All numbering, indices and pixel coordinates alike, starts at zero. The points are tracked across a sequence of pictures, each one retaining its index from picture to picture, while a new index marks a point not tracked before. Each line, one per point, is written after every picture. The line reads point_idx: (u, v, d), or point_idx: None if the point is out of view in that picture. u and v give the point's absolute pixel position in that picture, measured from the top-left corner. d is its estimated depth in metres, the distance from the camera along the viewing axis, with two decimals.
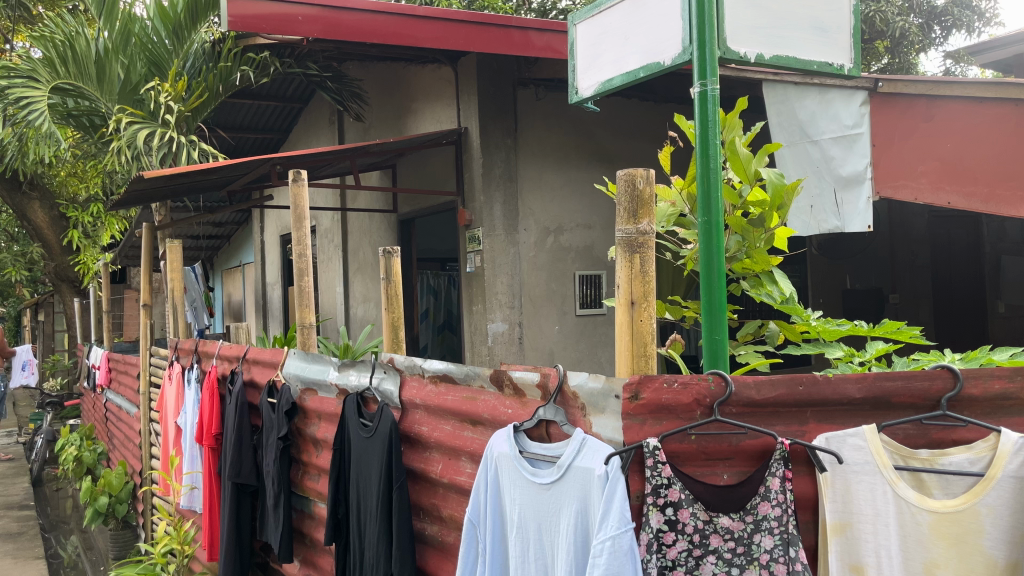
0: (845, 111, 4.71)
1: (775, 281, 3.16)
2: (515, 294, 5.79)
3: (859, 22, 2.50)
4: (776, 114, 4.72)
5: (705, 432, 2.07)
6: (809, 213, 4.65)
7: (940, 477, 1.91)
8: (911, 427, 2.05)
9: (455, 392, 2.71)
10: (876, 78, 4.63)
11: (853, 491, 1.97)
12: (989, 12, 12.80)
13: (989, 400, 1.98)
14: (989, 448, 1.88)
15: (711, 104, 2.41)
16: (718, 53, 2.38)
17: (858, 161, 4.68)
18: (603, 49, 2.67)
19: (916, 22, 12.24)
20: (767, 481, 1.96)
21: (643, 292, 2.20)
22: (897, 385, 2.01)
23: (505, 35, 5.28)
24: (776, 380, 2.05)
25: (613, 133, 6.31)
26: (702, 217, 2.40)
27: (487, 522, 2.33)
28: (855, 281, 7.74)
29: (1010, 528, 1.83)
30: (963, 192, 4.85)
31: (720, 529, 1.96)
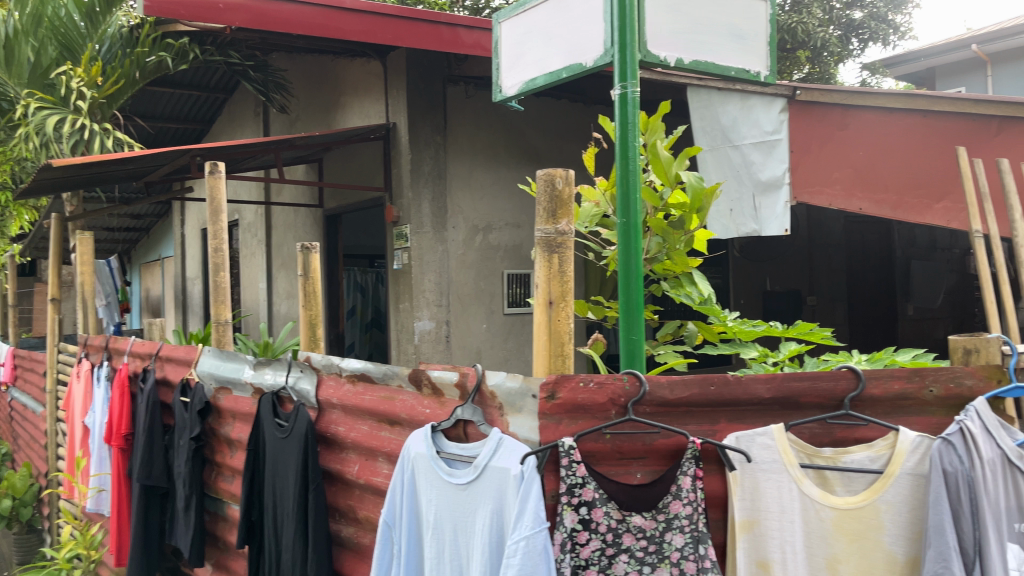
0: (765, 117, 4.88)
1: (694, 282, 3.31)
2: (443, 292, 5.75)
3: (775, 31, 2.59)
4: (699, 118, 4.86)
5: (619, 432, 2.09)
6: (728, 217, 4.89)
7: (842, 475, 1.99)
8: (816, 426, 2.11)
9: (373, 391, 2.65)
10: (795, 85, 4.78)
11: (761, 489, 2.01)
12: (904, 26, 13.34)
13: (889, 400, 2.06)
14: (887, 445, 1.97)
15: (632, 107, 2.46)
16: (639, 56, 2.42)
17: (776, 166, 4.85)
18: (526, 49, 2.66)
19: (836, 33, 12.66)
20: (679, 479, 2.00)
21: (562, 291, 2.18)
22: (805, 385, 2.06)
23: (434, 31, 5.25)
24: (688, 379, 2.07)
25: (540, 133, 6.33)
26: (621, 219, 2.42)
27: (403, 522, 2.30)
28: (776, 283, 7.94)
29: (908, 523, 1.93)
30: (874, 199, 4.95)
31: (633, 528, 1.98)
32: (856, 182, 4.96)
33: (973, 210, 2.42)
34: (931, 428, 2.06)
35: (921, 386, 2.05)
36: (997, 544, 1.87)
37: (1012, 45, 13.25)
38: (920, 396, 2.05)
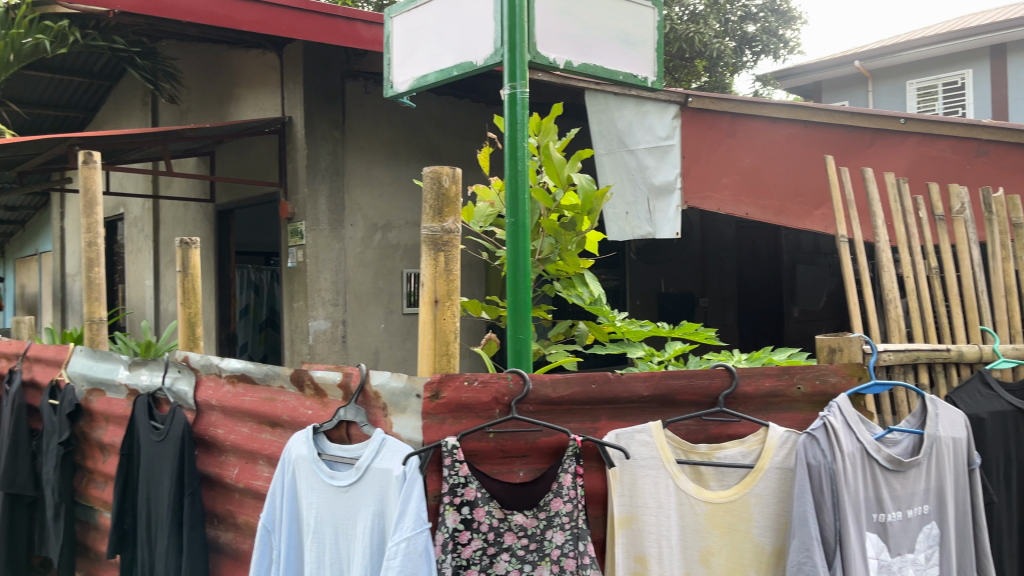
0: (659, 123, 4.98)
1: (585, 282, 3.36)
2: (339, 291, 5.64)
3: (661, 38, 2.66)
4: (596, 122, 4.90)
5: (502, 430, 2.09)
6: (624, 220, 4.96)
7: (716, 470, 2.07)
8: (692, 423, 2.16)
9: (254, 393, 2.56)
10: (687, 93, 4.95)
11: (639, 485, 2.04)
12: (793, 41, 13.96)
13: (761, 397, 2.14)
14: (758, 441, 2.06)
15: (520, 107, 2.46)
16: (528, 57, 2.44)
17: (669, 171, 4.97)
18: (418, 46, 2.63)
19: (731, 45, 13.15)
20: (560, 477, 2.02)
21: (447, 290, 2.14)
22: (681, 383, 2.12)
23: (331, 24, 5.15)
24: (571, 377, 2.10)
25: (441, 131, 6.31)
26: (510, 219, 2.41)
27: (283, 526, 2.23)
28: (670, 285, 8.19)
29: (773, 515, 2.03)
30: (759, 205, 5.15)
31: (514, 526, 1.98)
32: (743, 189, 5.15)
33: (839, 214, 2.39)
34: (798, 424, 2.15)
35: (789, 383, 2.14)
36: (856, 533, 1.98)
37: (891, 63, 14.09)
38: (789, 393, 2.14)
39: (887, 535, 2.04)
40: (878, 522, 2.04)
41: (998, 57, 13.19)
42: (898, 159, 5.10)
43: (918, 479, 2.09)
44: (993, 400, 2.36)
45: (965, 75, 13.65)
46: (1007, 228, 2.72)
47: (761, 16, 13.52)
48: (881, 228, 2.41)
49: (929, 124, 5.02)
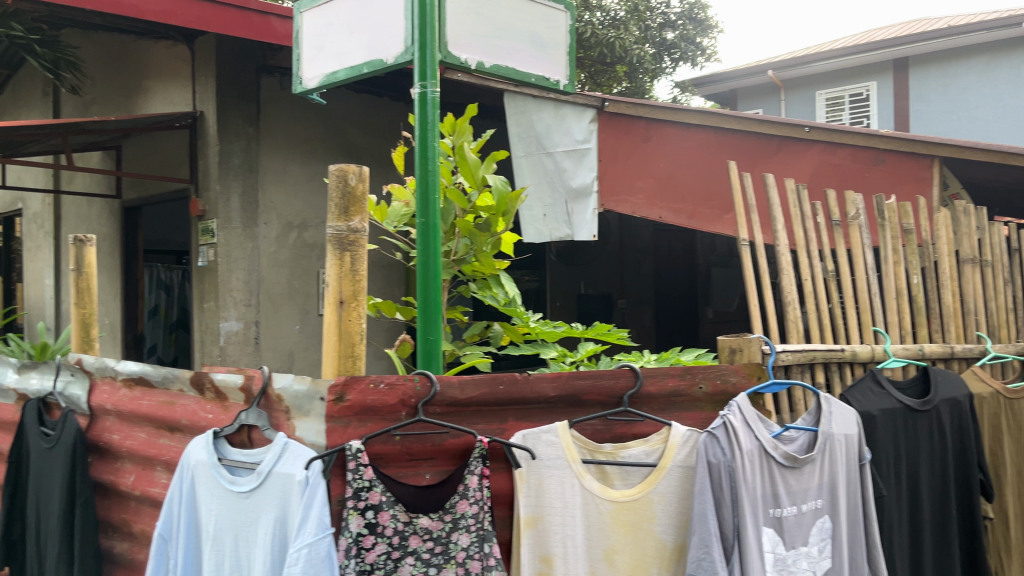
0: (576, 126, 5.04)
1: (501, 284, 3.35)
2: (252, 291, 5.50)
3: (572, 42, 2.70)
4: (514, 124, 4.92)
5: (409, 432, 2.07)
6: (541, 222, 4.99)
7: (620, 469, 2.10)
8: (598, 423, 2.18)
9: (151, 396, 2.47)
10: (603, 98, 5.04)
11: (545, 485, 2.05)
12: (710, 49, 14.32)
13: (664, 397, 2.18)
14: (661, 440, 2.10)
15: (431, 107, 2.45)
16: (438, 56, 2.42)
17: (586, 174, 5.04)
18: (327, 41, 2.57)
19: (651, 51, 13.39)
20: (466, 479, 2.01)
21: (353, 290, 2.10)
22: (587, 383, 2.14)
23: (243, 17, 5.03)
24: (478, 379, 2.08)
25: (359, 130, 6.23)
26: (420, 218, 2.37)
27: (180, 534, 2.15)
28: (589, 287, 8.30)
29: (675, 513, 2.07)
30: (672, 209, 5.27)
31: (419, 530, 1.96)
32: (657, 193, 5.26)
33: (741, 217, 2.41)
34: (700, 422, 2.20)
35: (691, 383, 2.19)
36: (753, 528, 2.04)
37: (802, 73, 14.62)
38: (691, 392, 2.19)
39: (782, 529, 2.12)
40: (774, 517, 2.11)
41: (900, 71, 13.87)
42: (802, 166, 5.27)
43: (813, 475, 2.17)
44: (884, 398, 2.46)
45: (870, 87, 14.33)
46: (899, 233, 2.85)
47: (680, 23, 13.79)
48: (781, 231, 2.48)
49: (831, 133, 5.11)
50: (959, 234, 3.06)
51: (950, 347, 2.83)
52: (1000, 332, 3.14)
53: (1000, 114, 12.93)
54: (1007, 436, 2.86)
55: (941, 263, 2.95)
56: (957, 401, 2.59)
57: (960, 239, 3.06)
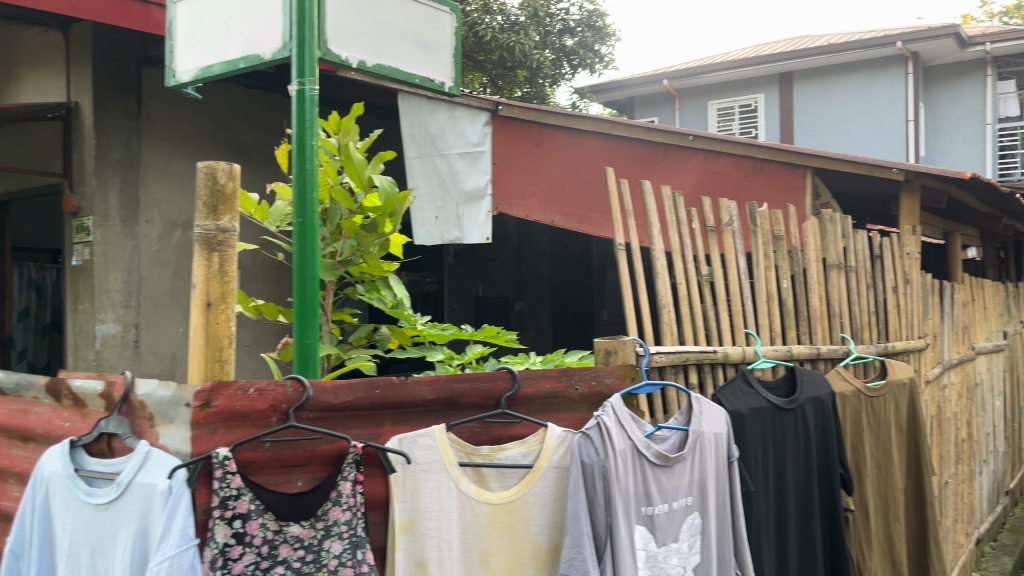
0: (471, 129, 5.18)
1: (389, 285, 3.28)
2: (131, 292, 5.26)
3: (458, 44, 2.69)
4: (408, 125, 5.01)
5: (280, 439, 2.00)
6: (432, 223, 5.15)
7: (497, 471, 2.10)
8: (476, 425, 2.18)
9: (3, 404, 2.31)
10: (497, 101, 5.22)
11: (421, 489, 2.03)
12: (609, 56, 14.60)
13: (541, 398, 2.20)
14: (538, 441, 2.12)
15: (309, 105, 2.40)
16: (317, 53, 2.37)
17: (479, 177, 5.20)
18: (202, 33, 2.44)
19: (550, 57, 13.55)
20: (339, 485, 1.97)
21: (221, 292, 2.03)
22: (465, 386, 2.13)
23: (122, 6, 4.78)
24: (353, 383, 2.04)
25: (248, 127, 6.07)
26: (296, 219, 2.31)
27: (34, 550, 2.03)
28: (487, 289, 8.35)
29: (550, 513, 2.09)
30: (564, 213, 5.38)
31: (290, 538, 1.90)
32: (549, 198, 5.40)
33: (617, 222, 2.45)
34: (575, 423, 2.23)
35: (568, 385, 2.22)
36: (625, 527, 2.09)
37: (695, 83, 15.13)
38: (567, 394, 2.22)
39: (654, 527, 2.17)
40: (645, 515, 2.16)
41: (785, 85, 14.57)
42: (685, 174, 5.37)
43: (684, 473, 2.23)
44: (753, 397, 2.57)
45: (758, 99, 14.95)
46: (770, 239, 2.98)
47: (579, 30, 13.97)
48: (656, 237, 2.54)
49: (713, 142, 5.24)
50: (827, 241, 3.22)
51: (816, 348, 3.00)
52: (862, 334, 3.35)
53: (874, 128, 13.77)
54: (867, 431, 3.04)
55: (808, 270, 3.09)
56: (821, 399, 2.73)
57: (827, 246, 3.22)
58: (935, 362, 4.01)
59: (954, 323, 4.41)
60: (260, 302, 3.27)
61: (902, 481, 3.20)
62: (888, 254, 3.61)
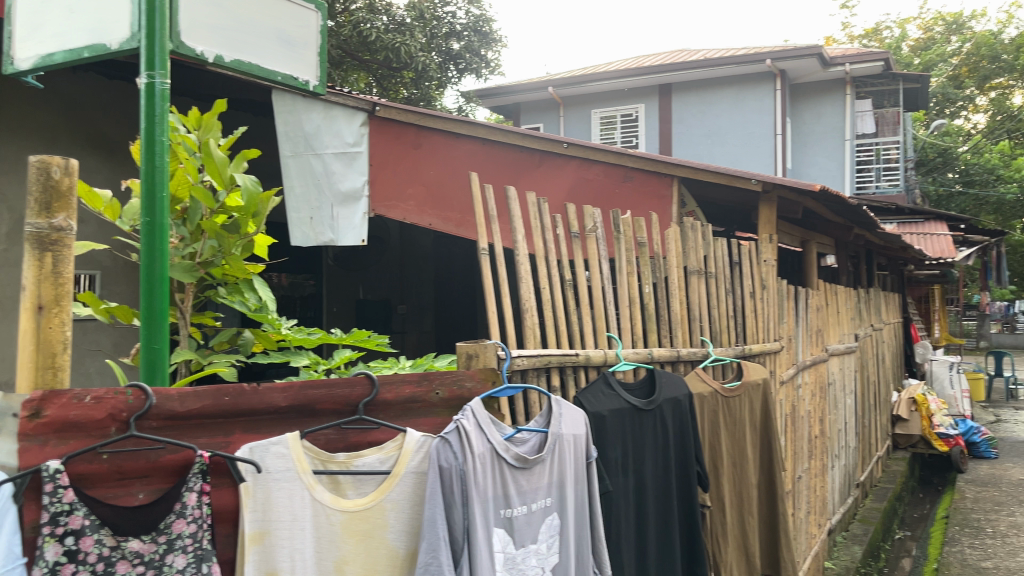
0: (347, 129, 5.11)
1: (253, 288, 3.17)
2: None
3: (325, 42, 2.62)
4: (282, 123, 4.90)
5: (120, 449, 1.88)
6: (308, 224, 5.03)
7: (353, 478, 2.05)
8: (332, 432, 2.13)
9: None
10: (375, 102, 5.18)
11: (272, 499, 1.94)
12: (495, 61, 14.68)
13: (400, 403, 2.19)
14: (396, 447, 2.09)
15: (159, 100, 2.26)
16: (169, 46, 2.25)
17: (356, 178, 5.15)
18: (44, 17, 2.25)
19: (435, 59, 13.51)
20: (184, 497, 1.88)
21: (55, 295, 1.91)
22: (321, 392, 2.08)
23: None
24: (201, 390, 1.96)
25: (110, 120, 5.77)
26: (144, 218, 2.19)
27: None
28: (368, 292, 8.26)
29: (407, 519, 2.08)
30: (442, 216, 5.39)
31: (128, 554, 1.79)
32: (427, 200, 5.40)
33: (481, 225, 2.46)
34: (435, 427, 2.23)
35: (428, 389, 2.21)
36: (483, 530, 2.10)
37: (579, 91, 15.46)
38: (427, 398, 2.21)
39: (513, 529, 2.19)
40: (504, 518, 2.18)
41: (664, 96, 15.10)
42: (561, 180, 5.49)
43: (542, 475, 2.27)
44: (614, 399, 2.64)
45: (639, 109, 15.39)
46: (633, 245, 3.08)
47: (465, 34, 13.98)
48: (520, 240, 2.57)
49: (585, 150, 5.42)
50: (688, 248, 3.36)
51: (676, 351, 3.14)
52: (721, 336, 3.52)
53: (746, 141, 14.47)
54: (723, 430, 3.17)
55: (670, 277, 3.22)
56: (678, 400, 2.83)
57: (688, 253, 3.36)
58: (789, 363, 4.25)
59: (808, 326, 4.68)
60: (113, 305, 3.08)
61: (755, 477, 3.38)
62: (746, 261, 3.79)
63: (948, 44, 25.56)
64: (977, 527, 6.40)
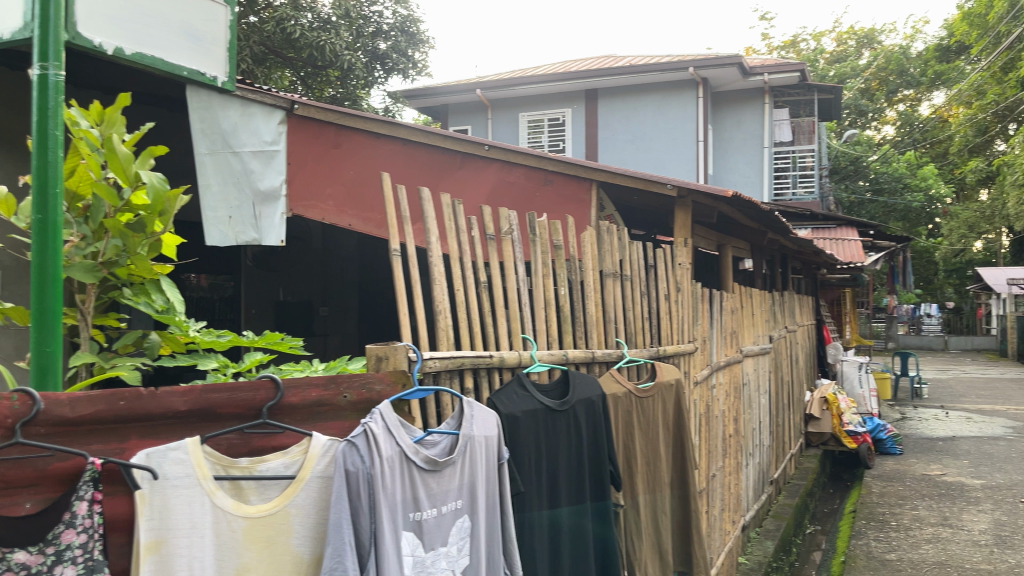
0: (265, 127, 5.00)
1: (160, 290, 3.01)
2: None
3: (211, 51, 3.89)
4: (198, 119, 4.74)
5: (4, 458, 1.79)
6: (226, 224, 4.89)
7: (256, 483, 2.00)
8: (235, 436, 2.08)
9: None
10: (293, 100, 5.11)
11: (170, 506, 1.87)
12: (422, 62, 14.59)
13: (306, 407, 2.15)
14: (301, 451, 2.05)
15: (53, 92, 2.13)
16: (65, 37, 2.19)
17: (274, 177, 5.03)
18: None
19: (361, 59, 13.37)
20: (74, 506, 1.78)
21: None
22: (223, 396, 2.03)
23: None
24: (93, 395, 1.88)
25: (11, 112, 5.51)
26: (36, 215, 2.09)
27: None
28: (288, 294, 8.13)
29: (312, 524, 2.04)
30: (362, 217, 5.33)
31: (13, 566, 1.70)
32: (347, 201, 5.33)
33: (393, 226, 2.43)
34: (342, 431, 2.20)
35: (335, 392, 2.20)
36: (391, 534, 2.08)
37: (506, 94, 15.52)
38: (334, 401, 2.19)
39: (422, 532, 2.18)
40: (413, 521, 2.16)
41: (591, 102, 15.30)
42: (482, 182, 5.49)
43: (453, 477, 2.26)
44: (527, 400, 2.66)
45: (565, 114, 15.52)
46: (549, 248, 3.12)
47: (392, 34, 13.88)
48: (433, 241, 2.56)
49: (507, 152, 5.45)
50: (603, 251, 3.41)
51: (591, 352, 3.19)
52: (636, 338, 3.59)
53: (670, 147, 14.79)
54: (636, 430, 3.23)
55: (585, 279, 3.27)
56: (592, 400, 2.87)
57: (604, 256, 3.42)
58: (704, 364, 4.35)
59: (722, 328, 4.81)
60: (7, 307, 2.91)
61: (667, 476, 3.45)
62: (661, 264, 3.88)
63: (860, 58, 26.66)
64: (882, 521, 6.68)
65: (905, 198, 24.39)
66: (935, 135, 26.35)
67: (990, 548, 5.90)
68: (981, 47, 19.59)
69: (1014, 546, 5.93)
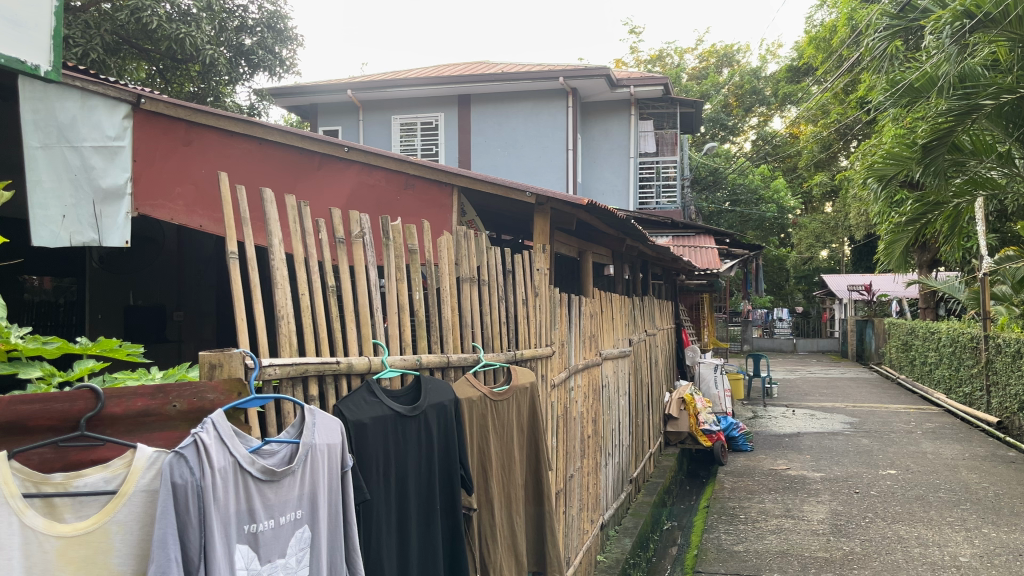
0: (108, 121, 4.76)
1: None
2: None
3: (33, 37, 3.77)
4: (29, 111, 4.54)
5: None
6: (60, 223, 4.67)
7: (72, 500, 1.86)
8: (49, 450, 1.93)
9: None
10: (139, 94, 4.85)
11: None
12: (289, 60, 14.17)
13: (130, 418, 2.05)
14: (123, 465, 1.93)
15: None
16: None
17: (118, 174, 4.80)
18: None
19: (224, 54, 12.86)
20: None
21: None
22: (34, 408, 1.89)
23: None
24: None
25: None
26: None
27: None
28: (139, 297, 7.85)
29: (135, 541, 1.92)
30: (213, 218, 5.11)
31: None
32: (196, 201, 5.09)
33: (230, 227, 2.34)
34: (171, 441, 2.10)
35: (164, 402, 2.10)
36: (221, 548, 1.99)
37: (378, 96, 15.34)
38: (162, 411, 2.09)
39: (257, 545, 2.10)
40: (248, 533, 2.08)
41: (463, 107, 15.35)
42: (342, 183, 5.41)
43: (292, 486, 2.20)
44: (376, 406, 2.61)
45: (438, 118, 15.49)
46: (402, 253, 3.10)
47: (257, 30, 13.47)
48: (275, 241, 2.48)
49: (366, 154, 5.42)
50: (460, 256, 3.42)
51: (445, 357, 3.18)
52: (492, 342, 3.63)
53: (540, 155, 15.08)
54: (491, 432, 3.25)
55: (441, 285, 3.26)
56: (443, 405, 2.86)
57: (461, 261, 3.43)
58: (562, 367, 4.45)
59: (580, 331, 4.91)
60: None
61: (521, 477, 3.50)
62: (519, 269, 3.94)
63: (720, 75, 28.12)
64: (731, 514, 7.03)
65: (760, 209, 25.90)
66: (786, 150, 28.14)
67: (827, 536, 6.33)
68: (826, 69, 21.13)
69: (848, 534, 6.40)
